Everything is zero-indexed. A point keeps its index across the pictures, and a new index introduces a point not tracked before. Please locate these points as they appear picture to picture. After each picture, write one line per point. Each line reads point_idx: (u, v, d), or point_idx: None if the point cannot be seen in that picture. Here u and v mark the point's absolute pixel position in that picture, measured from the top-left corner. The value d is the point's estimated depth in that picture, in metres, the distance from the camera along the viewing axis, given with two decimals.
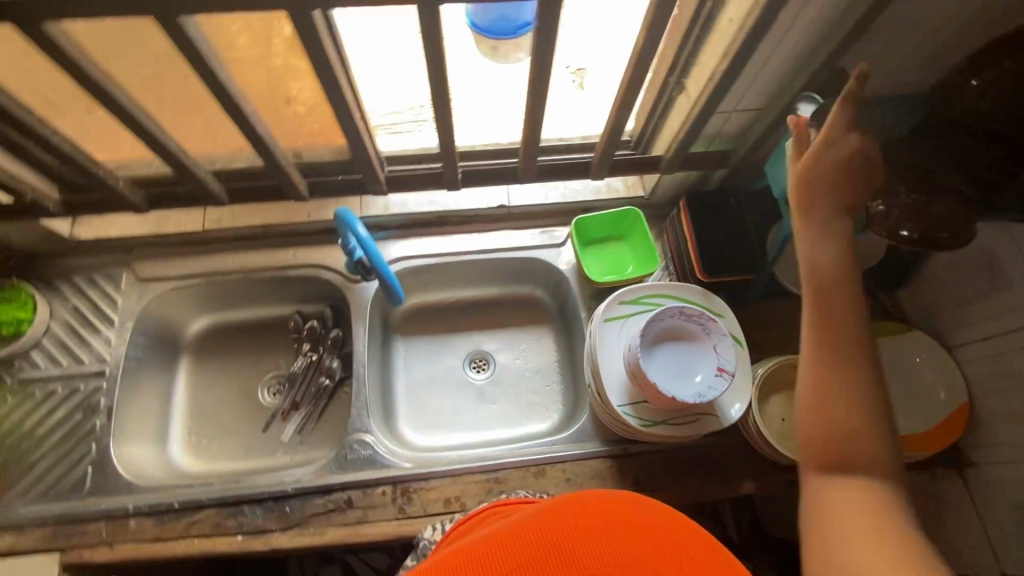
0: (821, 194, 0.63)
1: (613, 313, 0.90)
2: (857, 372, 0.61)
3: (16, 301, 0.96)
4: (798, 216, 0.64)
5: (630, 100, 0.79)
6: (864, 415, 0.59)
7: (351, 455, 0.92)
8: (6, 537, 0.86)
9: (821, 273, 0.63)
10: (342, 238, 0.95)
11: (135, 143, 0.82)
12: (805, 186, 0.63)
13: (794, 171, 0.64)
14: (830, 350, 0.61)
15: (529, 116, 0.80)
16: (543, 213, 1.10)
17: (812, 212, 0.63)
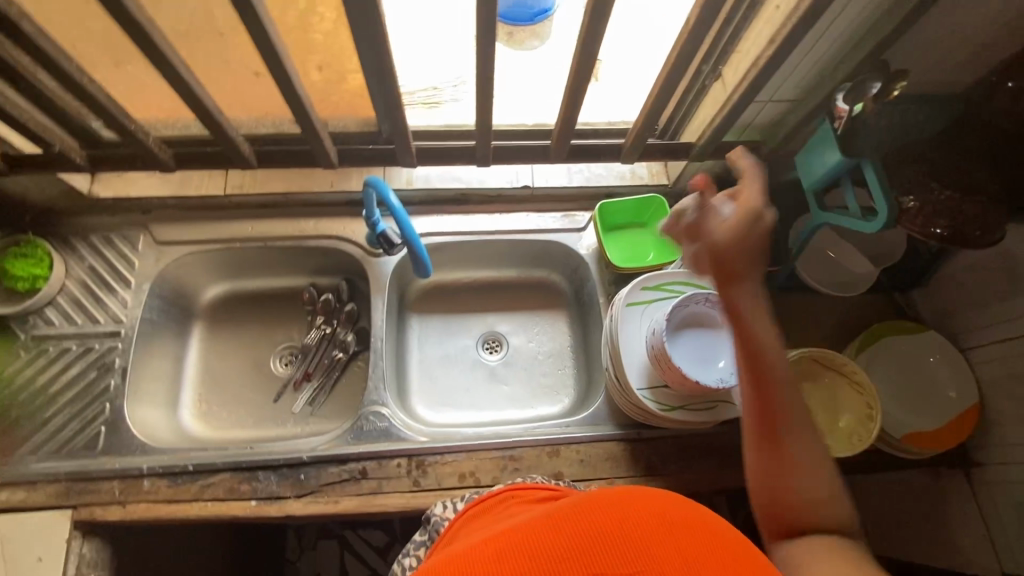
0: (747, 259, 0.56)
1: (636, 298, 0.90)
2: (797, 436, 0.57)
3: (33, 257, 0.95)
4: (720, 284, 0.56)
5: (670, 84, 0.79)
6: (818, 473, 0.57)
7: (367, 426, 0.92)
8: (16, 491, 0.85)
9: (750, 348, 0.56)
10: (367, 207, 0.93)
11: (167, 100, 0.80)
12: (723, 251, 0.56)
13: (703, 238, 0.57)
14: (768, 422, 0.57)
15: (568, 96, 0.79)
16: (566, 196, 1.10)
17: (740, 284, 0.56)
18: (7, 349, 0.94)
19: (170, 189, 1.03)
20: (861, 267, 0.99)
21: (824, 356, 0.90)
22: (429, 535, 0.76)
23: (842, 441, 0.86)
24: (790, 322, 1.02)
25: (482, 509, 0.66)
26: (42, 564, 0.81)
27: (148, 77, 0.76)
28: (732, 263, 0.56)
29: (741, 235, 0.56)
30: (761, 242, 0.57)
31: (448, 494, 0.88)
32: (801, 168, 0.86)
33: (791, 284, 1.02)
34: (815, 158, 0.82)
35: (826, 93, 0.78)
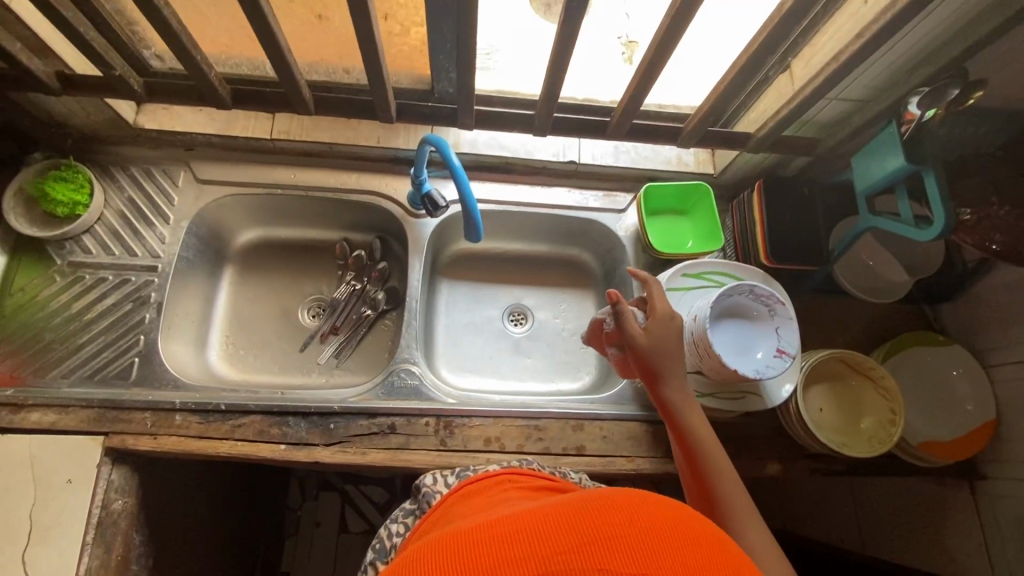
0: (665, 359, 0.75)
1: (676, 283, 0.92)
2: (724, 488, 0.68)
3: (73, 183, 0.93)
4: (652, 378, 0.75)
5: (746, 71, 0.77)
6: (743, 523, 0.65)
7: (398, 382, 0.94)
8: (47, 414, 0.85)
9: (677, 418, 0.75)
10: (417, 166, 0.93)
11: (228, 33, 0.78)
12: (653, 352, 0.74)
13: (637, 342, 0.75)
14: (697, 475, 0.71)
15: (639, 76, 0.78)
16: (610, 175, 1.09)
17: (660, 377, 0.75)
18: (42, 273, 0.93)
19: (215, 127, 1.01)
20: (897, 276, 1.00)
21: (853, 358, 0.91)
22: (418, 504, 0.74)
23: (864, 443, 0.88)
24: (819, 323, 1.03)
25: (471, 489, 0.63)
26: (71, 486, 0.82)
27: (215, 8, 0.74)
28: (653, 362, 0.75)
29: (658, 341, 0.75)
30: (676, 344, 0.76)
31: (473, 456, 0.89)
32: (856, 173, 0.86)
33: (824, 286, 1.03)
34: (870, 163, 0.83)
35: (898, 96, 0.78)
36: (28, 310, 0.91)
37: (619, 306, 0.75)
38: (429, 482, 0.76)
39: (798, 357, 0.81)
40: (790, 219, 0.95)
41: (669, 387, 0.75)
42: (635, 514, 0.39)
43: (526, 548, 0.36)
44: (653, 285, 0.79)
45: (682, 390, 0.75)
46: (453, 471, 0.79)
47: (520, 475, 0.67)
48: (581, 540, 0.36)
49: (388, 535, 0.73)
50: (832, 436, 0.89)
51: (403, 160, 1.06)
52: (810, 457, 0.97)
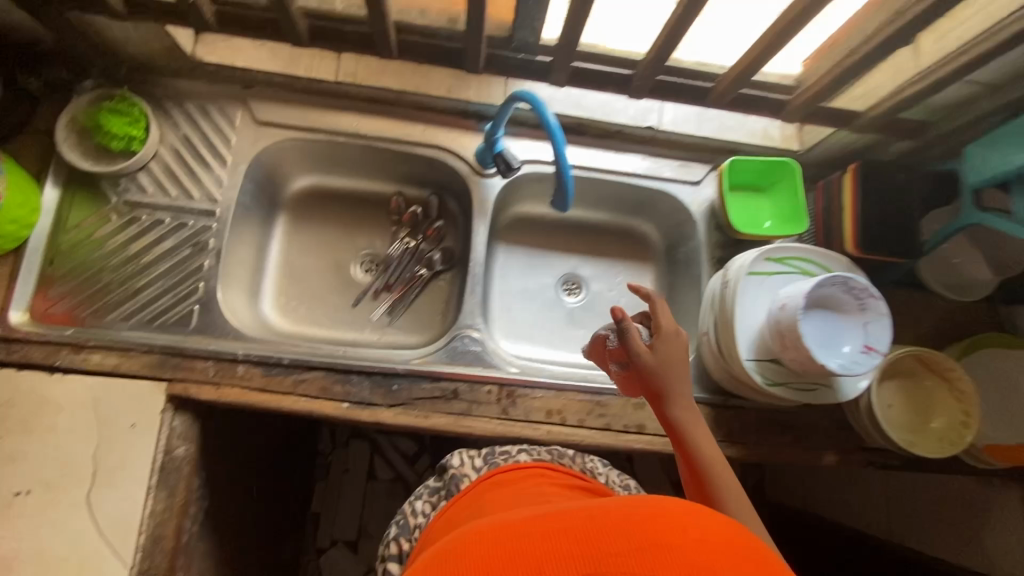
0: (669, 377, 0.69)
1: (757, 268, 0.88)
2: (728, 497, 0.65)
3: (129, 116, 0.88)
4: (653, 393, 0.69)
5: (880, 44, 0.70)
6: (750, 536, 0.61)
7: (461, 347, 0.93)
8: (109, 356, 0.83)
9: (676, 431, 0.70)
10: (496, 123, 0.88)
11: None
12: (657, 370, 0.69)
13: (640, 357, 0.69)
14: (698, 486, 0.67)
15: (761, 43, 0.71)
16: (689, 145, 1.04)
17: (659, 394, 0.70)
18: (97, 210, 0.89)
19: (278, 65, 0.94)
20: (983, 276, 0.93)
21: (932, 357, 0.89)
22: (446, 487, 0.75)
23: (931, 442, 0.88)
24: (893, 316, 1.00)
25: (505, 478, 0.69)
26: (136, 430, 0.81)
27: None
28: (656, 378, 0.69)
29: (656, 357, 0.70)
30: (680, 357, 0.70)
31: (534, 427, 0.88)
32: (969, 165, 0.82)
33: (903, 278, 0.99)
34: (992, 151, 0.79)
35: None
36: (85, 248, 0.88)
37: (624, 322, 0.67)
38: (455, 464, 0.76)
39: (886, 355, 0.78)
40: (883, 208, 0.90)
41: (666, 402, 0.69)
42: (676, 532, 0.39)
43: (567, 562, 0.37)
44: (656, 294, 0.72)
45: (684, 403, 0.69)
46: (480, 453, 0.79)
47: (554, 471, 0.72)
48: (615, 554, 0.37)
49: (412, 512, 0.76)
50: (904, 435, 0.88)
51: (472, 113, 0.99)
52: (868, 450, 0.96)
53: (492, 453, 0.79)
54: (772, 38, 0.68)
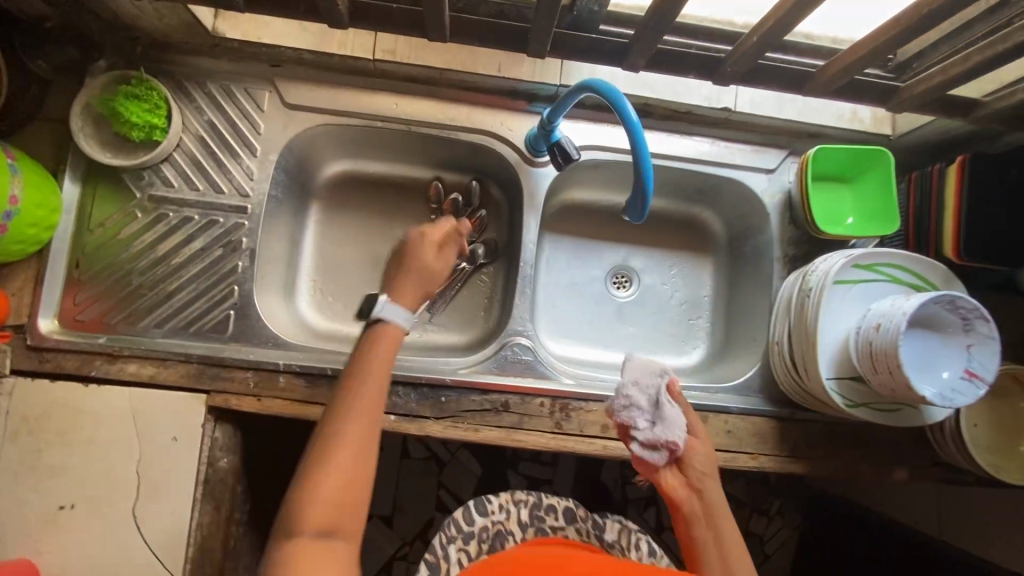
0: (706, 458, 0.73)
1: (844, 276, 0.79)
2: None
3: (147, 102, 0.79)
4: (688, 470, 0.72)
5: None
6: None
7: (512, 356, 0.87)
8: (146, 366, 0.79)
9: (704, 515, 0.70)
10: (555, 109, 0.77)
11: None
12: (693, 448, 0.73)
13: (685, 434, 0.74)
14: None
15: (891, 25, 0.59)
16: (765, 128, 0.93)
17: (693, 468, 0.73)
18: (121, 207, 0.82)
19: (308, 40, 0.84)
20: None
21: None
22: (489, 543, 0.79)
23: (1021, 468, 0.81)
24: None
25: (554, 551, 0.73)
26: (177, 444, 0.78)
27: None
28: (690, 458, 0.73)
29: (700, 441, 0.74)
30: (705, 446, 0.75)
31: (590, 442, 0.83)
32: None
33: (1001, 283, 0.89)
34: None
35: None
36: (111, 249, 0.82)
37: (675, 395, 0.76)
38: (501, 519, 0.80)
39: (992, 384, 0.70)
40: (993, 207, 0.80)
41: (698, 478, 0.72)
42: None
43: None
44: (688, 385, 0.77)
45: (713, 486, 0.72)
46: (527, 502, 0.82)
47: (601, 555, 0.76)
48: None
49: (444, 557, 0.76)
50: (991, 457, 0.81)
51: (522, 93, 0.89)
52: (943, 466, 0.90)
53: (539, 504, 0.82)
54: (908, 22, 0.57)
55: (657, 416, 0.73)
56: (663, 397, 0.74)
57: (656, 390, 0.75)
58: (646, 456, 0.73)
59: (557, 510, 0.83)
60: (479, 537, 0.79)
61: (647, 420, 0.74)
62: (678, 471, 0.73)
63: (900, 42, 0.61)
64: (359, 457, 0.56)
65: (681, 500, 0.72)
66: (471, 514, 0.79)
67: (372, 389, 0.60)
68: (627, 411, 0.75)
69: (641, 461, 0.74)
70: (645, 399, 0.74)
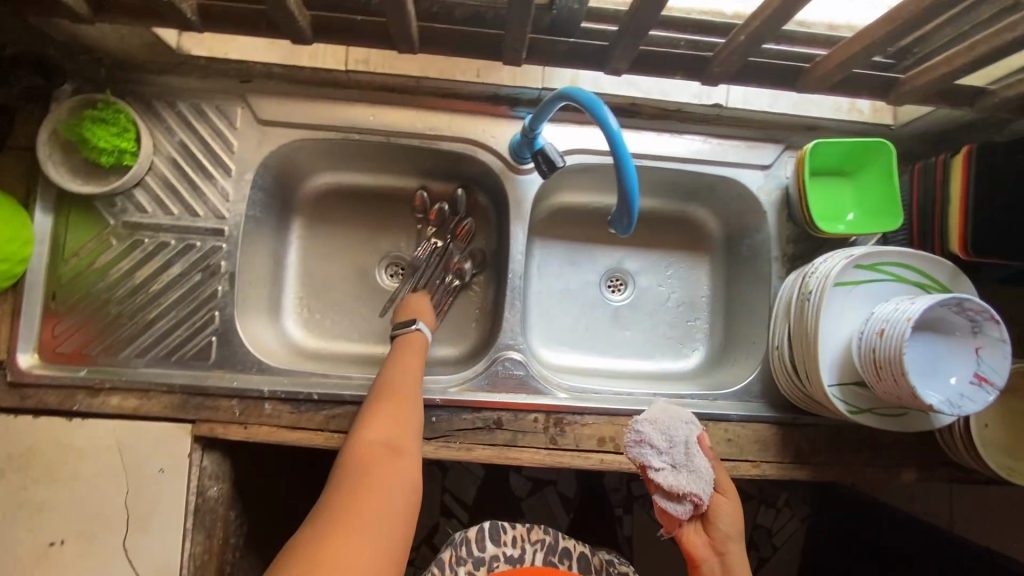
0: (731, 520, 0.74)
1: (845, 277, 0.76)
2: None
3: (115, 126, 0.76)
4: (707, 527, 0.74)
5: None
6: None
7: (502, 371, 0.84)
8: (129, 397, 0.78)
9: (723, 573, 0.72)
10: (537, 116, 0.74)
11: None
12: (717, 509, 0.74)
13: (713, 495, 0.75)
14: None
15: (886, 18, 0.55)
16: (758, 123, 0.89)
17: (717, 529, 0.74)
18: (95, 235, 0.80)
19: (279, 53, 0.81)
20: None
21: None
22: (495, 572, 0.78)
23: None
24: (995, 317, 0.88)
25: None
26: (164, 475, 0.76)
27: None
28: (714, 518, 0.74)
29: (728, 502, 0.75)
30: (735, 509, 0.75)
31: (586, 457, 0.81)
32: None
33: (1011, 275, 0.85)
34: None
35: None
36: (87, 279, 0.80)
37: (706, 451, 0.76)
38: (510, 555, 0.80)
39: (1003, 389, 0.66)
40: None
41: (720, 539, 0.73)
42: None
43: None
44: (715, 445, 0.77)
45: (736, 549, 0.73)
46: (543, 544, 0.81)
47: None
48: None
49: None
50: (1002, 459, 0.78)
51: (504, 97, 0.86)
52: (952, 466, 0.87)
53: (554, 547, 0.81)
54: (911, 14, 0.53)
55: (680, 465, 0.73)
56: (689, 446, 0.74)
57: (682, 437, 0.74)
58: (669, 508, 0.74)
59: (572, 556, 0.82)
60: (490, 565, 0.79)
61: (665, 462, 0.74)
62: (701, 530, 0.75)
63: (896, 35, 0.57)
64: (396, 423, 0.72)
65: (701, 559, 0.73)
66: (484, 540, 0.79)
67: (408, 375, 0.78)
68: (649, 454, 0.75)
69: (664, 512, 0.75)
70: (668, 444, 0.74)
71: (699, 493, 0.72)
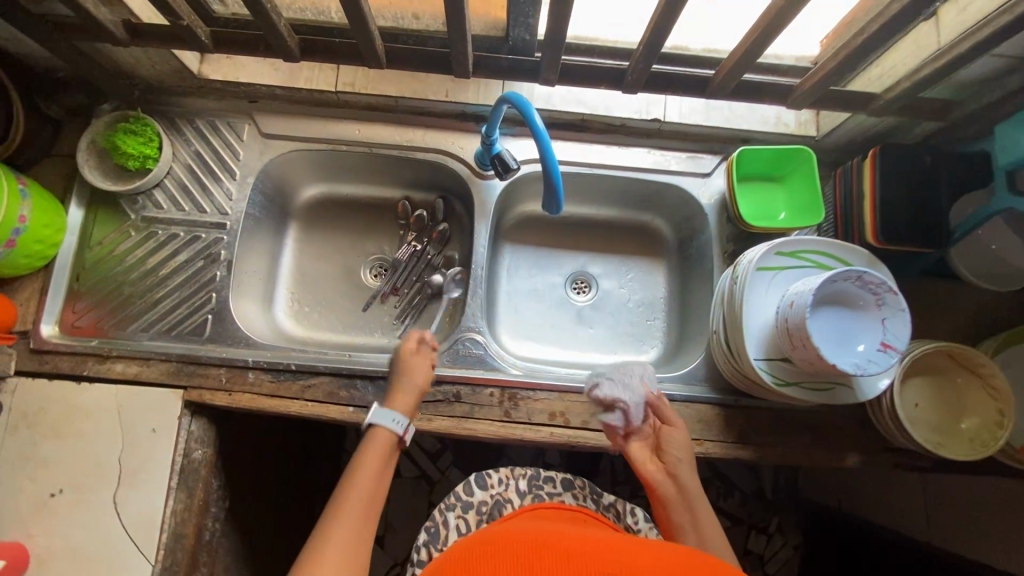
0: (681, 445, 0.78)
1: (767, 263, 0.84)
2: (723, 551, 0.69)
3: (142, 136, 0.91)
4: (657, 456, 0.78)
5: (884, 34, 0.64)
6: None
7: (462, 350, 0.93)
8: (131, 365, 0.88)
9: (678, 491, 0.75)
10: (491, 124, 0.85)
11: None
12: (663, 439, 0.78)
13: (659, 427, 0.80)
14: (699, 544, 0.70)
15: (749, 39, 0.67)
16: (694, 136, 1.00)
17: (671, 451, 0.77)
18: (118, 227, 0.94)
19: (279, 78, 0.96)
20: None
21: (963, 353, 0.81)
22: (489, 510, 0.83)
23: (964, 445, 0.80)
24: (926, 308, 0.93)
25: (547, 511, 0.77)
26: (156, 435, 0.85)
27: None
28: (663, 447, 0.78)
29: (679, 428, 0.79)
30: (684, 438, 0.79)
31: (537, 430, 0.87)
32: (998, 145, 0.75)
33: (931, 268, 0.93)
34: (1017, 134, 0.72)
35: None
36: (107, 264, 0.93)
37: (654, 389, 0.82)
38: (499, 490, 0.85)
39: (906, 354, 0.72)
40: (908, 190, 0.83)
41: (675, 462, 0.76)
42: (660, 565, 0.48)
43: (565, 565, 0.48)
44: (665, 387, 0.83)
45: (689, 470, 0.76)
46: (525, 475, 0.88)
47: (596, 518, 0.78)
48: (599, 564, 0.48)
49: (444, 523, 0.82)
50: (929, 433, 0.82)
51: (471, 115, 0.99)
52: (894, 450, 0.91)
53: (537, 475, 0.88)
54: (768, 24, 0.64)
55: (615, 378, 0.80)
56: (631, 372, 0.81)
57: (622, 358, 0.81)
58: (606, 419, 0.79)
59: (556, 481, 0.88)
60: (478, 510, 0.84)
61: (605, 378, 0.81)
62: (655, 458, 0.78)
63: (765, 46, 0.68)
64: (340, 557, 0.63)
65: (655, 482, 0.76)
66: (472, 487, 0.85)
67: (363, 484, 0.72)
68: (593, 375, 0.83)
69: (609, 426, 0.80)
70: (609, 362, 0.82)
71: (628, 399, 0.77)
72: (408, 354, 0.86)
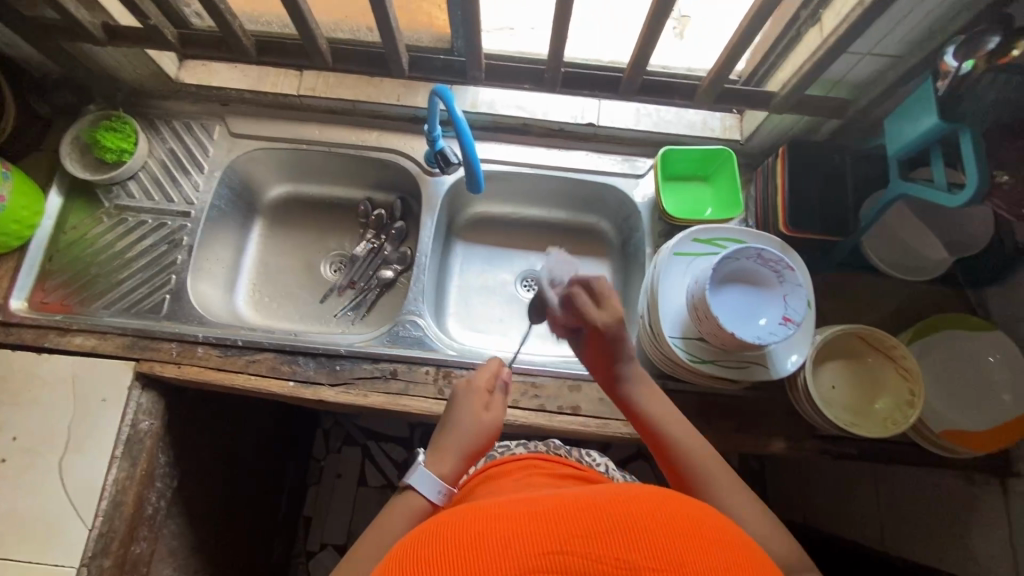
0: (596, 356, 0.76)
1: (683, 249, 0.89)
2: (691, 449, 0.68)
3: (122, 132, 1.01)
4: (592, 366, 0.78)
5: (753, 33, 0.73)
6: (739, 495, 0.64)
7: (402, 332, 0.98)
8: (89, 338, 0.94)
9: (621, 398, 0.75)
10: (429, 121, 0.93)
11: None
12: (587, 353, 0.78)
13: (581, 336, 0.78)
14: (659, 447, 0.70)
15: (640, 45, 0.76)
16: (628, 140, 1.08)
17: (616, 364, 0.74)
18: (92, 214, 1.03)
19: (248, 83, 1.06)
20: (937, 255, 0.93)
21: (872, 335, 0.85)
22: None
23: (875, 424, 0.82)
24: (847, 299, 0.97)
25: (497, 471, 0.76)
26: (105, 404, 0.90)
27: None
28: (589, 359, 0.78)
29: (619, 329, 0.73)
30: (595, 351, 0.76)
31: None
32: (889, 135, 0.79)
33: (852, 260, 0.98)
34: (903, 123, 0.76)
35: (935, 49, 0.71)
36: (79, 247, 1.01)
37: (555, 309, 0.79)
38: None
39: (805, 327, 0.76)
40: (815, 183, 0.89)
41: (623, 376, 0.75)
42: (600, 510, 0.41)
43: (497, 548, 0.39)
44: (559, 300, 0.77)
45: (641, 383, 0.75)
46: None
47: (544, 462, 0.78)
48: (535, 535, 0.39)
49: None
50: (843, 414, 0.84)
51: (421, 119, 1.09)
52: (821, 438, 0.92)
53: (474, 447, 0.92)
54: (648, 26, 0.73)
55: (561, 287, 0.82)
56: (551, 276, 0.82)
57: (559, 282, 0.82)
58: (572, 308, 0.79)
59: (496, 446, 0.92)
60: None
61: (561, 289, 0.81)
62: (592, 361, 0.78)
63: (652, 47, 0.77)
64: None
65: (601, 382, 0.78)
66: None
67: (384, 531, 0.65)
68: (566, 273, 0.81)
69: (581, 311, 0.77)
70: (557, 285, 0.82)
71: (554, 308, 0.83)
72: (478, 408, 0.74)
